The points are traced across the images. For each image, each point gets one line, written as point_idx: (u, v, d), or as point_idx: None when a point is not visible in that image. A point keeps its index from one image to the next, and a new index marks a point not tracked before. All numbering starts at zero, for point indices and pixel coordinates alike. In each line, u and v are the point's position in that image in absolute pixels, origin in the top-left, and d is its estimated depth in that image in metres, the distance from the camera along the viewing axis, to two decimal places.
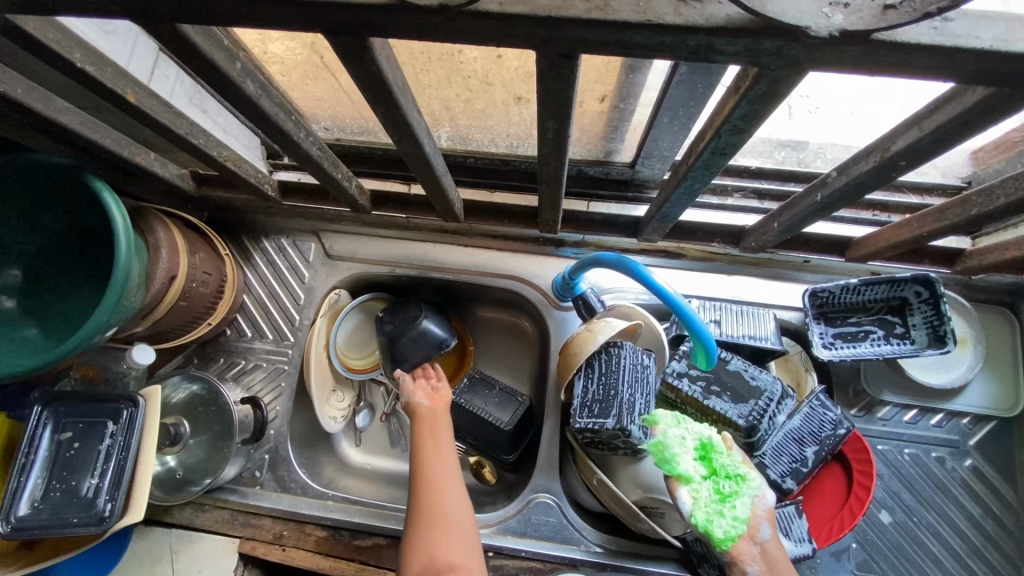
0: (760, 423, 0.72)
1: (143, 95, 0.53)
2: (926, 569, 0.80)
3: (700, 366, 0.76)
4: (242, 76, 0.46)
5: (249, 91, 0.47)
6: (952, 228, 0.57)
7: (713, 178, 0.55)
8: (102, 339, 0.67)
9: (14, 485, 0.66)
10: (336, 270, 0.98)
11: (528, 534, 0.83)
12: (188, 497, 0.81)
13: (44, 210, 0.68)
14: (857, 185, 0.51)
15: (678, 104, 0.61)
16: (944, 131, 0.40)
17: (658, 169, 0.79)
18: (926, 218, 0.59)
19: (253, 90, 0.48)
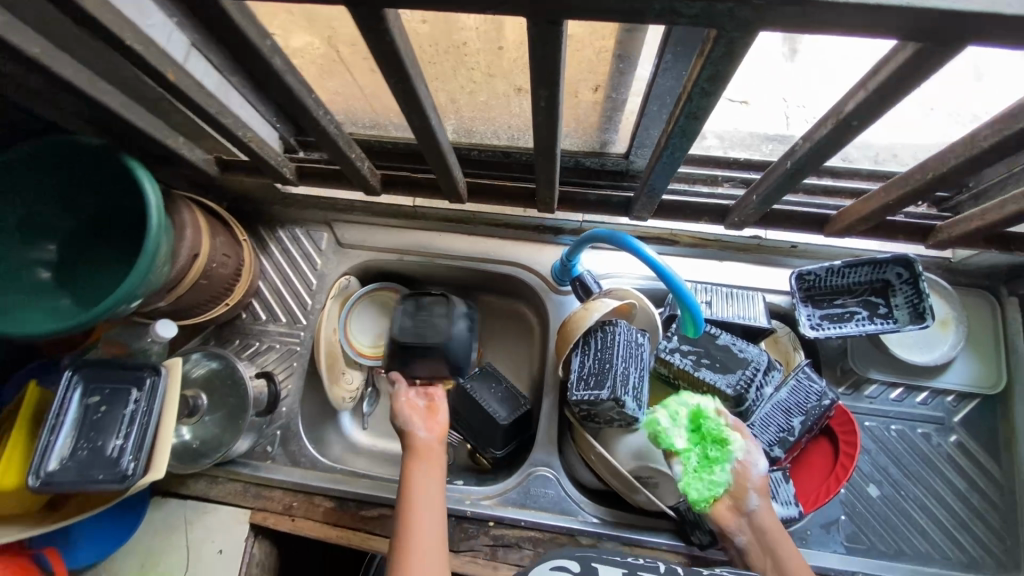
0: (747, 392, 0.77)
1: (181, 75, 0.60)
2: (913, 539, 0.83)
3: (689, 335, 0.78)
4: (271, 52, 0.53)
5: (277, 65, 0.53)
6: (914, 193, 0.60)
7: (691, 146, 0.60)
8: (128, 309, 0.72)
9: (45, 442, 0.71)
10: (347, 258, 1.03)
11: (528, 505, 0.87)
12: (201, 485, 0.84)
13: (83, 190, 0.74)
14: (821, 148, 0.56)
15: (665, 92, 0.66)
16: (887, 87, 0.45)
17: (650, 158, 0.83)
18: (892, 187, 0.63)
19: (280, 66, 0.54)
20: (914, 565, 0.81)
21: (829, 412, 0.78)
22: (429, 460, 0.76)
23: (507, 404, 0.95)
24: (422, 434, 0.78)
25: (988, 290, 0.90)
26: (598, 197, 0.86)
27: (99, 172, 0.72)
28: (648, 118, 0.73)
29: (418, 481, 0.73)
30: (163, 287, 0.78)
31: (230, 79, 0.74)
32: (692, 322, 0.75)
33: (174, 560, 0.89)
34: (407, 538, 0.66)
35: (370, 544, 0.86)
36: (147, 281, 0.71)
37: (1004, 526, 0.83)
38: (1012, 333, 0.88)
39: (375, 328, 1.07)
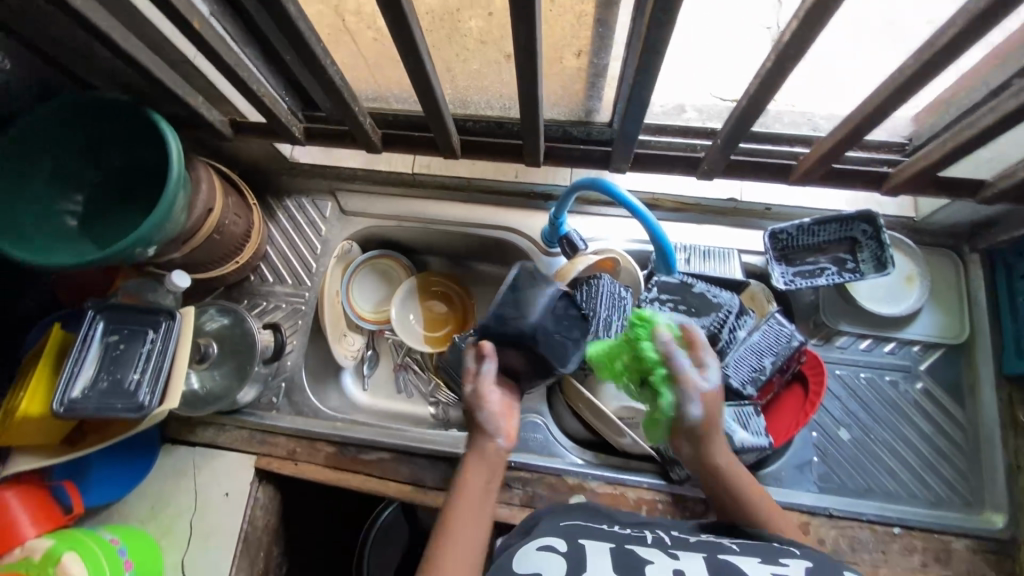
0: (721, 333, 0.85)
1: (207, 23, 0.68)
2: (881, 478, 0.88)
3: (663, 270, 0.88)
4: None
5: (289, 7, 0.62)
6: (858, 127, 0.67)
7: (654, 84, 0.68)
8: (147, 253, 0.78)
9: (69, 371, 0.76)
10: (349, 225, 1.09)
11: (518, 448, 0.92)
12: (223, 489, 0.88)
13: (109, 145, 0.80)
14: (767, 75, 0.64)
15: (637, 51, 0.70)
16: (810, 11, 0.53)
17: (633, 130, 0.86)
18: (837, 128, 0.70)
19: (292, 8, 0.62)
20: (882, 501, 0.86)
21: (796, 352, 0.84)
22: (485, 467, 0.75)
23: None
24: (488, 440, 0.77)
25: (954, 248, 0.95)
26: (580, 150, 0.93)
27: (124, 129, 0.78)
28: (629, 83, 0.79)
29: (470, 483, 0.73)
30: (179, 237, 0.84)
31: (245, 45, 0.80)
32: (666, 263, 0.87)
33: (183, 502, 0.94)
34: (446, 533, 0.68)
35: (369, 484, 0.92)
36: (166, 227, 0.77)
37: (967, 465, 0.88)
38: (974, 287, 0.93)
39: (376, 297, 1.15)
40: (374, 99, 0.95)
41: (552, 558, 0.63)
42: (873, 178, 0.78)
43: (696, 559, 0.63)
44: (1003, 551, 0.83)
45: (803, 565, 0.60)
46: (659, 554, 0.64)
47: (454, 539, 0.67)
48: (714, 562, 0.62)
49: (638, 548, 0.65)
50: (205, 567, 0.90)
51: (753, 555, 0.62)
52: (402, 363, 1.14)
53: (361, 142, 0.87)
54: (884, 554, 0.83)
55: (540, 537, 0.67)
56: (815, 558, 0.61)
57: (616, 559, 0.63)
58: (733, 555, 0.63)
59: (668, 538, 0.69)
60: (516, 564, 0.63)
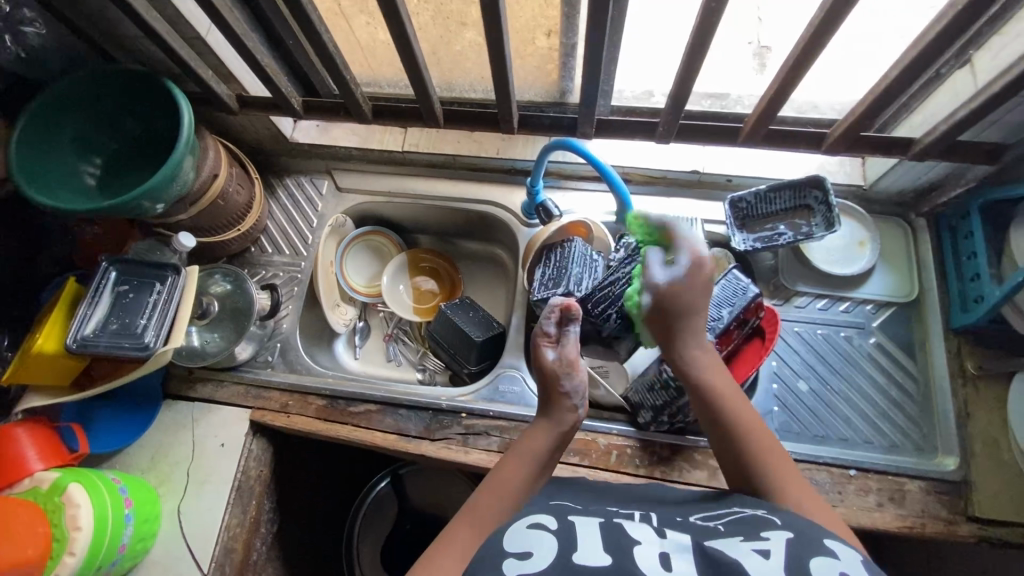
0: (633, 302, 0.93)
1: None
2: (839, 427, 0.93)
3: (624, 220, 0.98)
4: None
5: None
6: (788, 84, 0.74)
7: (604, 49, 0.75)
8: (157, 209, 0.87)
9: (82, 315, 0.84)
10: (344, 201, 1.18)
11: (496, 399, 0.99)
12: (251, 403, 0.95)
13: (127, 115, 0.89)
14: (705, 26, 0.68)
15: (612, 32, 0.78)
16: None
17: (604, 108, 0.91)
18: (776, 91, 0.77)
19: None
20: (840, 447, 0.91)
21: (754, 303, 0.89)
22: (554, 434, 0.73)
23: (481, 326, 1.07)
24: (565, 407, 0.74)
25: (901, 215, 1.03)
26: (550, 118, 0.93)
27: (139, 97, 0.87)
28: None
29: (535, 442, 0.72)
30: (186, 199, 0.92)
31: (252, 27, 0.90)
32: (625, 211, 0.96)
33: (181, 453, 0.99)
34: (495, 484, 0.68)
35: (355, 434, 0.97)
36: (175, 186, 0.86)
37: (919, 414, 0.93)
38: (921, 251, 1.00)
39: (368, 270, 1.22)
40: (368, 83, 1.05)
41: (541, 536, 0.58)
42: (815, 141, 0.86)
43: (681, 536, 0.57)
44: (954, 491, 0.87)
45: (784, 537, 0.55)
46: (646, 534, 0.58)
47: (503, 493, 0.67)
48: (700, 539, 0.56)
49: (627, 526, 0.60)
50: (200, 513, 0.95)
51: (737, 533, 0.57)
52: (394, 333, 1.20)
53: (354, 114, 0.96)
54: (840, 494, 0.87)
55: (529, 516, 0.62)
56: (797, 528, 0.56)
57: (602, 535, 0.58)
58: (718, 535, 0.57)
59: (656, 515, 0.63)
60: (504, 539, 0.59)
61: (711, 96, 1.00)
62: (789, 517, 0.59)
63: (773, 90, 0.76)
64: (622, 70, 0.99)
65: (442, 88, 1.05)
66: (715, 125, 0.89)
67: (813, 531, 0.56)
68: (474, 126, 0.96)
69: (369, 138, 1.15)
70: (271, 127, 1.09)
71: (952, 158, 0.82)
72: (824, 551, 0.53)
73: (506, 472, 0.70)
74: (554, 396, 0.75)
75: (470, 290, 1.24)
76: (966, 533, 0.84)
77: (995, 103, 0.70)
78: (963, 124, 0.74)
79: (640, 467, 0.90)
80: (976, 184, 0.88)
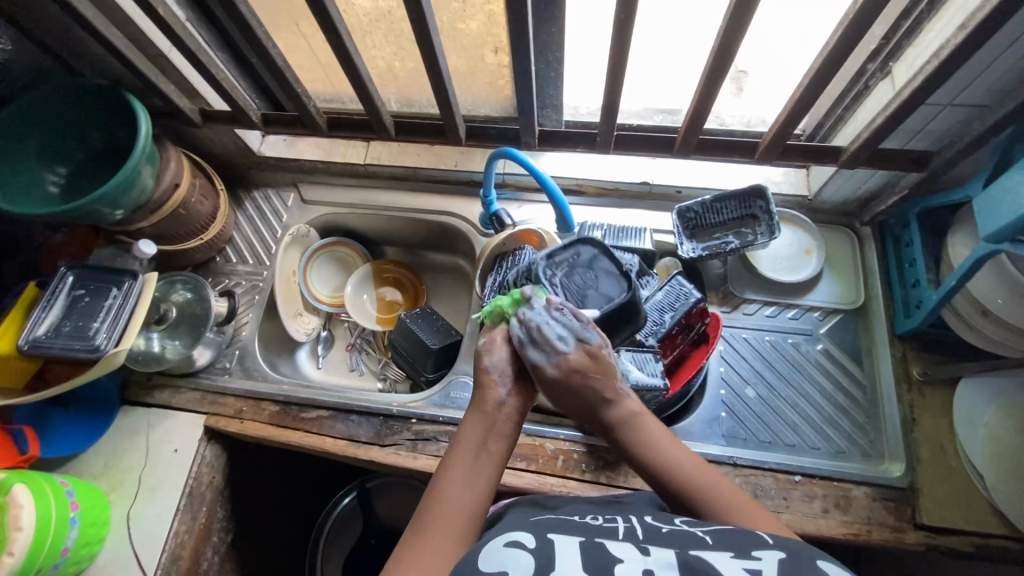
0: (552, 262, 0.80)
1: (171, 15, 0.82)
2: (784, 433, 0.93)
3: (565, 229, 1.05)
4: None
5: None
6: (708, 93, 0.78)
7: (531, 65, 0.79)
8: (116, 215, 0.90)
9: (36, 317, 0.87)
10: (308, 213, 1.21)
11: (447, 405, 1.00)
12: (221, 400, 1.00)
13: (91, 127, 0.93)
14: (621, 36, 0.71)
15: (544, 49, 0.84)
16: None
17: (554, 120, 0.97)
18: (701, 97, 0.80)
19: None
20: (786, 453, 0.91)
21: (697, 308, 0.91)
22: (487, 420, 0.65)
23: (438, 334, 1.08)
24: (491, 389, 0.66)
25: (848, 224, 1.05)
26: (496, 130, 0.99)
27: (101, 111, 0.91)
28: (541, 79, 0.91)
29: (467, 437, 0.64)
30: (146, 207, 0.96)
31: (214, 46, 0.95)
32: (565, 221, 1.02)
33: (134, 459, 0.99)
34: (436, 497, 0.59)
35: (306, 439, 0.98)
36: (133, 193, 0.89)
37: (866, 420, 0.93)
38: (868, 258, 1.02)
39: (333, 281, 1.23)
40: (330, 99, 1.10)
41: (519, 556, 0.51)
42: (749, 150, 0.90)
43: (669, 553, 0.51)
44: (901, 498, 0.86)
45: (778, 558, 0.50)
46: (630, 549, 0.52)
47: (445, 502, 0.58)
48: (688, 557, 0.50)
49: (609, 541, 0.53)
50: (149, 518, 0.95)
51: (727, 548, 0.51)
52: (356, 342, 1.21)
53: (309, 126, 1.00)
54: (785, 500, 0.86)
55: (507, 533, 0.55)
56: (790, 548, 0.51)
57: (583, 553, 0.51)
58: (706, 549, 0.52)
59: (640, 527, 0.57)
60: (481, 561, 0.51)
61: (662, 112, 1.07)
62: (779, 537, 0.54)
63: (698, 100, 0.80)
64: (571, 89, 1.03)
65: (401, 104, 1.09)
66: (656, 137, 0.93)
67: (805, 551, 0.51)
68: (426, 139, 1.02)
69: (333, 152, 1.19)
70: (237, 141, 1.13)
71: (880, 165, 0.85)
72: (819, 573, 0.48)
73: (445, 478, 0.60)
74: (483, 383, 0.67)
75: (433, 300, 1.26)
76: (913, 540, 0.83)
77: (908, 108, 0.72)
78: (882, 131, 0.77)
79: (586, 472, 0.90)
80: (909, 192, 0.91)
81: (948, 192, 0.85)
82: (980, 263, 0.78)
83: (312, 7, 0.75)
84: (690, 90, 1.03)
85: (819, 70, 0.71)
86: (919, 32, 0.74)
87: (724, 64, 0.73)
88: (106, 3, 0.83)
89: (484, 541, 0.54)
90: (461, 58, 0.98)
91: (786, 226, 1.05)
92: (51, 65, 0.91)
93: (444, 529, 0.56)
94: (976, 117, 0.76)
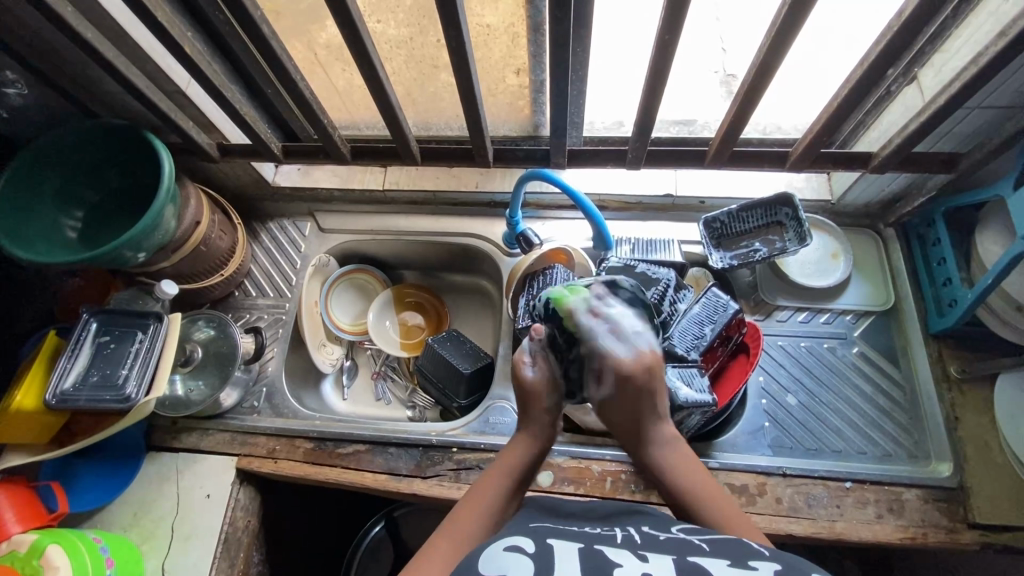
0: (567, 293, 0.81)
1: (194, 50, 0.81)
2: (829, 439, 0.93)
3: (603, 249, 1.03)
4: (260, 21, 0.74)
5: (264, 31, 0.75)
6: (744, 105, 0.77)
7: (565, 87, 0.78)
8: (139, 258, 0.87)
9: (63, 367, 0.83)
10: (326, 241, 1.19)
11: (487, 432, 0.98)
12: (268, 442, 1.00)
13: (109, 167, 0.91)
14: (660, 54, 0.71)
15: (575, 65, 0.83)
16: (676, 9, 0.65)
17: (577, 137, 0.95)
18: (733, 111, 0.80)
19: (266, 32, 0.75)
20: (834, 460, 0.91)
21: (735, 318, 0.91)
22: (530, 446, 0.74)
23: (470, 357, 1.06)
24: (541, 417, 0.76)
25: (871, 226, 1.06)
26: (524, 151, 0.98)
27: (118, 150, 0.89)
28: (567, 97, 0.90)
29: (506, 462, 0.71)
30: (168, 247, 0.93)
31: (232, 79, 0.93)
32: (602, 239, 1.00)
33: (165, 506, 0.96)
34: (468, 503, 0.66)
35: (344, 475, 0.95)
36: (156, 235, 0.86)
37: (909, 421, 0.93)
38: (894, 260, 1.03)
39: (354, 309, 1.20)
40: (347, 126, 1.08)
41: (516, 559, 0.52)
42: (778, 159, 0.90)
43: (666, 560, 0.52)
44: (951, 497, 0.86)
45: (773, 568, 0.50)
46: (628, 556, 0.53)
47: (478, 505, 0.65)
48: (686, 564, 0.51)
49: (608, 549, 0.54)
50: (185, 568, 0.91)
51: (724, 557, 0.52)
52: (382, 370, 1.18)
53: (333, 155, 0.99)
54: (838, 508, 0.86)
55: (506, 537, 0.56)
56: (786, 560, 0.51)
57: (582, 556, 0.53)
58: (703, 557, 0.52)
59: (638, 534, 0.58)
60: (479, 563, 0.53)
61: (678, 123, 1.02)
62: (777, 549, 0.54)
63: (734, 113, 0.79)
64: (591, 103, 1.03)
65: (419, 128, 1.08)
66: (680, 152, 0.93)
67: (805, 564, 0.51)
68: (449, 162, 1.00)
69: (350, 178, 1.18)
70: (253, 173, 1.11)
71: (910, 168, 0.86)
72: None
73: (479, 491, 0.68)
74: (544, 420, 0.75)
75: (457, 322, 1.24)
76: (968, 540, 0.83)
77: (943, 116, 0.73)
78: (916, 135, 0.77)
79: (636, 492, 0.89)
80: (937, 193, 0.92)
81: (974, 192, 0.86)
82: (1018, 260, 0.79)
83: (346, 37, 0.74)
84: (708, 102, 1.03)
85: (859, 84, 0.71)
86: (945, 37, 0.75)
87: (765, 78, 0.73)
88: (124, 42, 0.81)
89: (482, 548, 0.55)
90: (484, 81, 0.98)
91: (813, 231, 1.05)
92: (64, 106, 0.89)
93: (476, 524, 0.63)
94: (1006, 118, 0.77)
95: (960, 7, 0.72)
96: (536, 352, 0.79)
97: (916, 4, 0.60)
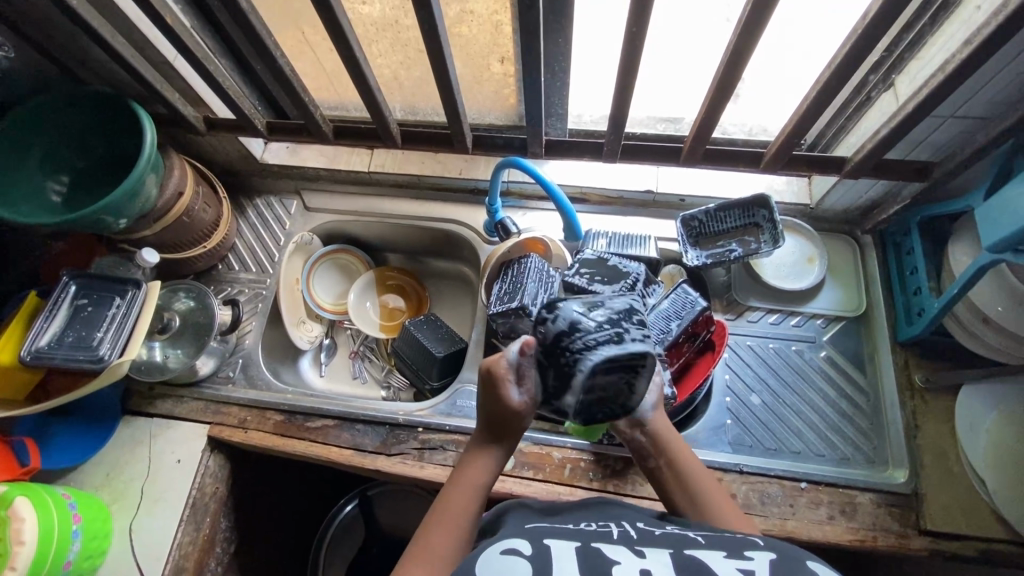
0: (580, 325, 0.63)
1: (176, 21, 0.82)
2: (789, 439, 0.94)
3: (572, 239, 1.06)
4: None
5: (243, 6, 0.76)
6: (715, 101, 0.78)
7: (540, 78, 0.79)
8: (120, 224, 0.89)
9: (39, 325, 0.86)
10: (311, 220, 1.21)
11: (453, 414, 1.00)
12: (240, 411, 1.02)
13: (93, 134, 0.92)
14: (631, 45, 0.72)
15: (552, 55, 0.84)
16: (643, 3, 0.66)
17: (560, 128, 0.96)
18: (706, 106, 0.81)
19: (245, 7, 0.76)
20: (792, 460, 0.92)
21: (702, 316, 0.92)
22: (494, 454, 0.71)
23: (443, 341, 1.07)
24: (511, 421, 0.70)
25: (848, 232, 1.07)
26: (503, 139, 0.99)
27: (102, 118, 0.90)
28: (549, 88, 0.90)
29: (473, 471, 0.70)
30: (149, 215, 0.95)
31: (220, 56, 0.95)
32: (573, 231, 1.03)
33: (136, 469, 0.98)
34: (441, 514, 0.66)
35: (310, 448, 0.97)
36: (137, 203, 0.88)
37: (869, 426, 0.94)
38: (869, 267, 1.03)
39: (336, 288, 1.22)
40: (334, 107, 1.09)
41: (515, 563, 0.52)
42: (752, 160, 0.91)
43: (664, 555, 0.53)
44: (905, 504, 0.87)
45: (768, 557, 0.52)
46: (627, 553, 0.54)
47: (452, 519, 0.65)
48: (682, 557, 0.53)
49: (604, 546, 0.55)
50: (153, 530, 0.93)
51: (720, 548, 0.54)
52: (359, 349, 1.20)
53: (316, 134, 1.00)
54: (791, 507, 0.87)
55: (502, 540, 0.56)
56: (779, 548, 0.54)
57: (582, 558, 0.53)
58: (700, 550, 0.54)
59: (633, 531, 0.59)
60: (476, 568, 0.52)
61: (665, 121, 1.07)
62: (770, 538, 0.56)
63: (708, 106, 0.79)
64: (576, 96, 1.03)
65: (405, 112, 1.09)
66: (659, 149, 0.94)
67: (796, 553, 0.53)
68: (432, 147, 1.02)
69: (337, 159, 1.19)
70: (240, 148, 1.13)
71: (883, 175, 0.86)
72: (805, 569, 0.51)
73: (450, 502, 0.67)
74: (511, 432, 0.70)
75: (435, 307, 1.26)
76: (918, 546, 0.84)
77: (912, 122, 0.73)
78: (886, 141, 0.78)
79: (593, 481, 0.90)
80: (910, 202, 0.92)
81: (948, 203, 0.86)
82: (981, 273, 0.79)
83: (322, 16, 0.74)
84: (694, 99, 1.04)
85: (827, 85, 0.72)
86: (922, 45, 0.75)
87: (734, 74, 0.73)
88: (111, 11, 0.83)
89: (479, 551, 0.55)
90: (467, 68, 0.99)
91: (789, 234, 1.06)
92: (53, 71, 0.90)
93: (448, 540, 0.64)
94: (979, 130, 0.77)
95: (936, 15, 0.72)
96: (527, 370, 0.68)
97: (879, 6, 0.60)
